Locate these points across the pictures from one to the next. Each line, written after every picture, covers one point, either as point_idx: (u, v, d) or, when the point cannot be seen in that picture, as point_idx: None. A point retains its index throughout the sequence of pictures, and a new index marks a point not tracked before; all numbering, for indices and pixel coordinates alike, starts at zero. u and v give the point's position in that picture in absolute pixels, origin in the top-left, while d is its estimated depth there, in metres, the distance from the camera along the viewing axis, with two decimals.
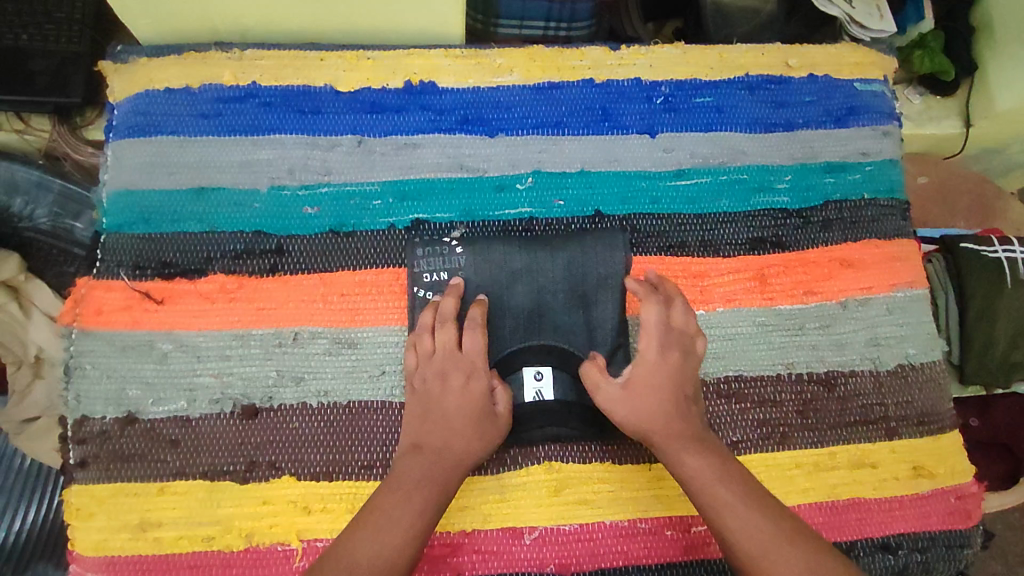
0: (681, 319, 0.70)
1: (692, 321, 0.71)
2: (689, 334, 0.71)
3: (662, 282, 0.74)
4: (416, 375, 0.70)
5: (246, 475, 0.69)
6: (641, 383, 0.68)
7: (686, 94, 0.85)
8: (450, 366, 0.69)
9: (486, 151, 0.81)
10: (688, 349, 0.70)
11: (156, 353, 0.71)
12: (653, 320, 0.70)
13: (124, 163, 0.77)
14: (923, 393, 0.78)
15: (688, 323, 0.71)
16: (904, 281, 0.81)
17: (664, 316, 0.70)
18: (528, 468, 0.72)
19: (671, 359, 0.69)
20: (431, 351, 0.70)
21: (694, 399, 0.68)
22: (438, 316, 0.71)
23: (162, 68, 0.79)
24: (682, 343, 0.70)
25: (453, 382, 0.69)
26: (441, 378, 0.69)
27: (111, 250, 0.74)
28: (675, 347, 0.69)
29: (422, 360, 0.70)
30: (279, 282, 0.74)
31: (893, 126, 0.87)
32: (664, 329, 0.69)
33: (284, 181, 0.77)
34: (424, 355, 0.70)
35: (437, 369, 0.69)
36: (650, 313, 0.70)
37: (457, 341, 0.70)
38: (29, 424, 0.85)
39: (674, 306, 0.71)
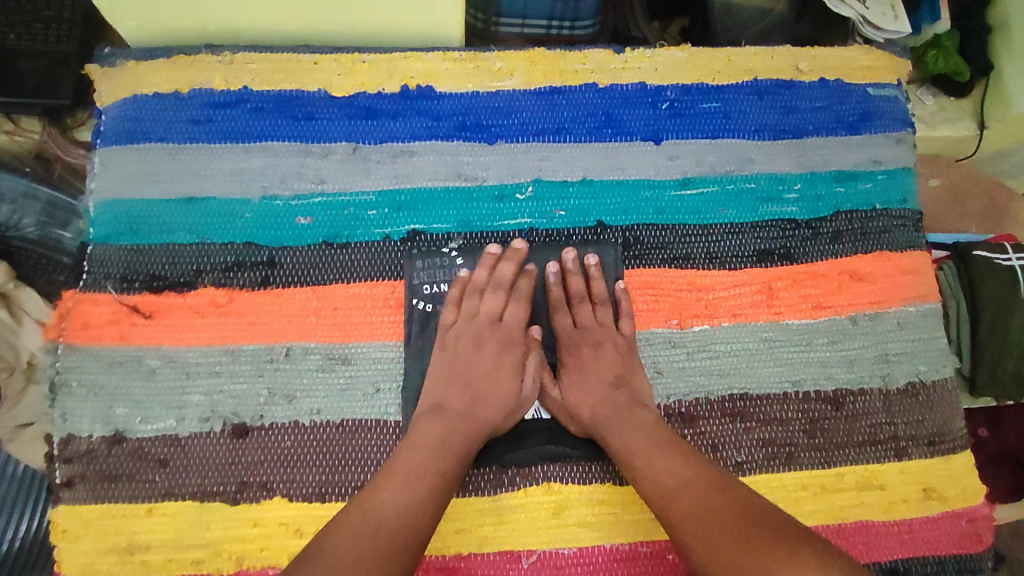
0: (586, 318, 0.74)
1: (602, 312, 0.74)
2: (601, 325, 0.73)
3: (571, 275, 0.74)
4: (452, 330, 0.72)
5: (237, 497, 0.67)
6: (572, 385, 0.72)
7: (692, 99, 0.82)
8: (490, 330, 0.72)
9: (485, 159, 0.78)
10: (599, 340, 0.73)
11: (144, 370, 0.69)
12: (563, 327, 0.75)
13: (111, 171, 0.75)
14: (935, 412, 0.76)
15: (599, 316, 0.74)
16: (916, 295, 0.79)
17: (571, 319, 0.75)
18: (526, 489, 0.70)
19: (583, 357, 0.73)
20: (475, 312, 0.73)
21: (619, 382, 0.71)
22: (492, 280, 0.73)
23: (150, 72, 0.77)
24: (593, 338, 0.73)
25: (489, 349, 0.72)
26: (477, 341, 0.72)
27: (98, 262, 0.72)
28: (583, 345, 0.74)
29: (461, 317, 0.73)
30: (270, 296, 0.71)
31: (907, 133, 0.84)
32: (570, 331, 0.75)
33: (275, 191, 0.75)
34: (466, 314, 0.73)
35: (476, 331, 0.72)
36: (558, 321, 0.75)
37: (502, 311, 0.73)
38: (21, 431, 0.81)
39: (577, 308, 0.75)
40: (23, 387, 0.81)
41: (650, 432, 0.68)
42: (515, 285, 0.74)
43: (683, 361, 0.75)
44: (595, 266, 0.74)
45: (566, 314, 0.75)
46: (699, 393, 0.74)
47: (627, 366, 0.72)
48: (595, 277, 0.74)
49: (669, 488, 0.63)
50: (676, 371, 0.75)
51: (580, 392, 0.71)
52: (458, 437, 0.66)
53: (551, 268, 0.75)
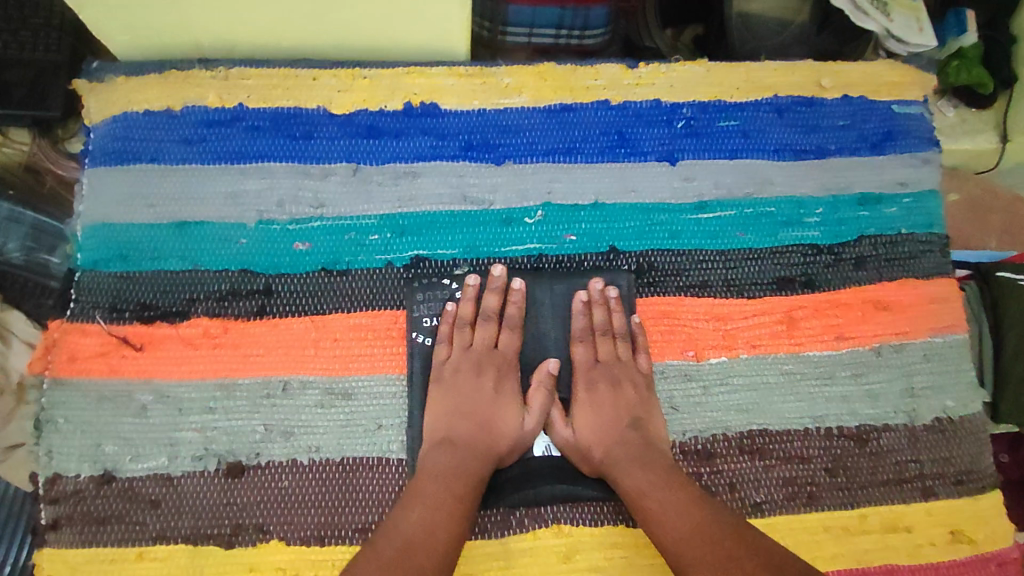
0: (606, 353, 0.71)
1: (622, 347, 0.71)
2: (621, 362, 0.71)
3: (594, 307, 0.71)
4: (446, 367, 0.69)
5: (232, 540, 0.64)
6: (586, 423, 0.69)
7: (709, 117, 0.78)
8: (488, 360, 0.70)
9: (492, 181, 0.74)
10: (619, 378, 0.70)
11: (135, 406, 0.66)
12: (583, 360, 0.71)
13: (100, 193, 0.71)
14: (962, 449, 0.73)
15: (619, 351, 0.71)
16: (942, 325, 0.75)
17: (590, 352, 0.72)
18: (536, 532, 0.67)
19: (601, 395, 0.70)
20: (467, 345, 0.70)
21: (637, 423, 0.68)
22: (479, 313, 0.71)
23: (141, 88, 0.73)
24: (610, 375, 0.70)
25: (488, 379, 0.69)
26: (475, 371, 0.69)
27: (86, 291, 0.69)
28: (601, 381, 0.70)
29: (455, 352, 0.70)
30: (267, 327, 0.68)
31: (934, 153, 0.81)
32: (588, 365, 0.71)
33: (272, 215, 0.71)
34: (459, 347, 0.70)
35: (473, 361, 0.69)
36: (577, 354, 0.71)
37: (495, 341, 0.71)
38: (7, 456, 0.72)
39: (598, 341, 0.71)
40: (14, 408, 0.74)
41: (665, 473, 0.64)
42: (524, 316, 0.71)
43: (700, 396, 0.72)
44: (614, 300, 0.71)
45: (587, 346, 0.72)
46: (718, 428, 0.71)
47: (645, 407, 0.69)
48: (617, 311, 0.71)
49: (685, 536, 0.59)
50: (692, 406, 0.71)
51: (595, 432, 0.68)
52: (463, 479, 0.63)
53: (519, 286, 0.70)
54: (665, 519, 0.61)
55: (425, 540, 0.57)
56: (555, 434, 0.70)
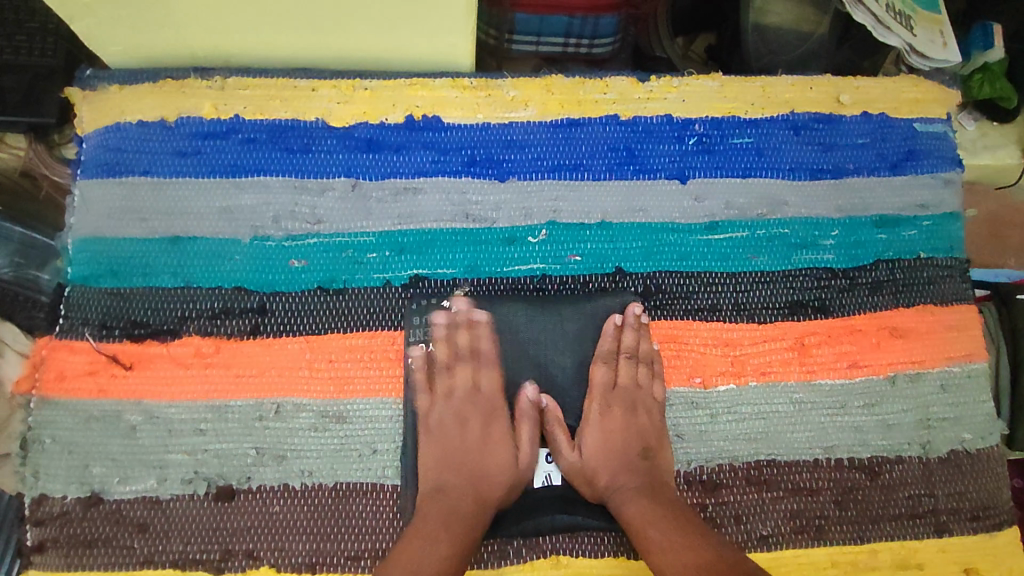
0: (626, 377, 0.69)
1: (643, 372, 0.69)
2: (639, 386, 0.69)
3: (626, 330, 0.69)
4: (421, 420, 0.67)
5: (221, 566, 0.62)
6: (594, 447, 0.67)
7: (722, 134, 0.76)
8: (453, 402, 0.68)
9: (496, 198, 0.72)
10: (635, 404, 0.68)
11: (124, 426, 0.64)
12: (601, 381, 0.69)
13: (91, 207, 0.70)
14: (980, 484, 0.70)
15: (639, 376, 0.69)
16: (960, 353, 0.73)
17: (610, 374, 0.69)
18: (533, 562, 0.64)
19: (612, 417, 0.68)
20: (449, 391, 0.68)
21: (646, 453, 0.67)
22: (454, 353, 0.69)
23: (135, 97, 0.71)
24: (627, 401, 0.68)
25: (473, 425, 0.68)
26: (459, 421, 0.67)
27: (76, 306, 0.67)
28: (616, 405, 0.69)
29: (426, 403, 0.67)
30: (260, 346, 0.66)
31: (956, 173, 0.78)
32: (606, 387, 0.69)
33: (267, 231, 0.69)
34: (442, 397, 0.68)
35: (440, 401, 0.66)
36: (597, 372, 0.69)
37: (476, 382, 0.69)
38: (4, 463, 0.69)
39: (620, 364, 0.69)
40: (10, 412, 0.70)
41: (669, 506, 0.62)
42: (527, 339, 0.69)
43: (706, 425, 0.69)
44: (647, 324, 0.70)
45: (607, 367, 0.69)
46: (725, 458, 0.68)
47: (657, 435, 0.68)
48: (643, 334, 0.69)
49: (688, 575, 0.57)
50: (699, 435, 0.69)
51: (602, 454, 0.67)
52: (458, 509, 0.62)
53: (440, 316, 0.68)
54: (669, 557, 0.58)
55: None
56: (560, 458, 0.67)
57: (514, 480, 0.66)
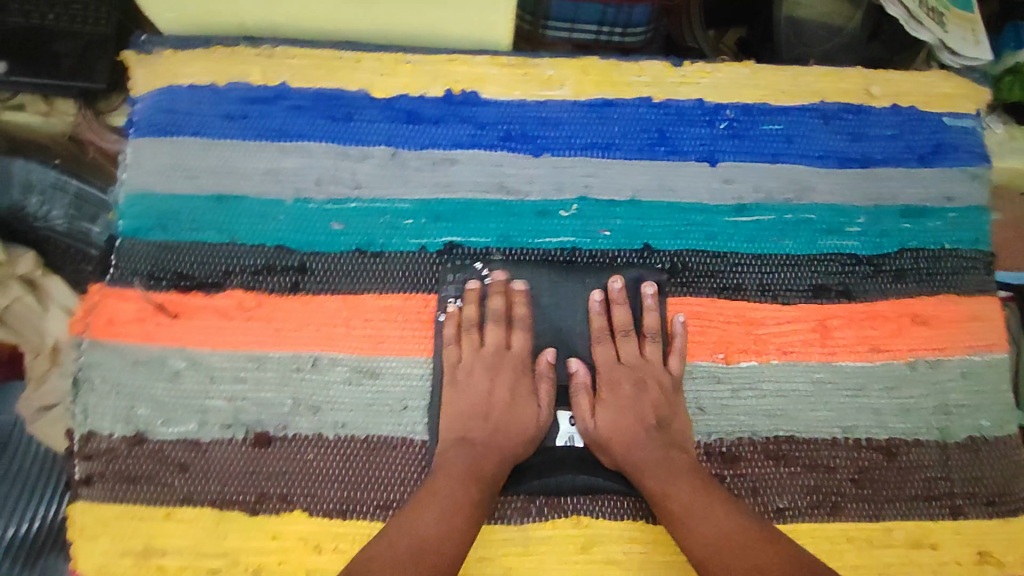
0: (629, 353, 0.71)
1: (650, 347, 0.71)
2: (647, 361, 0.71)
3: (616, 305, 0.71)
4: (450, 378, 0.69)
5: (256, 507, 0.65)
6: (608, 419, 0.68)
7: (752, 120, 0.77)
8: (482, 362, 0.69)
9: (530, 172, 0.74)
10: (643, 378, 0.70)
11: (168, 371, 0.67)
12: (605, 360, 0.71)
13: (143, 163, 0.73)
14: (996, 470, 0.71)
15: (647, 351, 0.71)
16: (982, 343, 0.74)
17: (611, 351, 0.71)
18: (555, 520, 0.67)
19: (624, 392, 0.70)
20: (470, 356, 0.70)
21: (661, 424, 0.68)
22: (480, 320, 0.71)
23: (188, 62, 0.74)
24: (636, 375, 0.70)
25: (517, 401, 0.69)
26: (495, 383, 0.69)
27: (126, 256, 0.71)
28: (626, 380, 0.70)
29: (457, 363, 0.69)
30: (300, 302, 0.69)
31: (983, 168, 0.79)
32: (611, 365, 0.71)
33: (310, 194, 0.72)
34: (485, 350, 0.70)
35: (471, 363, 0.69)
36: (598, 353, 0.71)
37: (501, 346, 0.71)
38: (45, 412, 0.79)
39: (622, 340, 0.71)
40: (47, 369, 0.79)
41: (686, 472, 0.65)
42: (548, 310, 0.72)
43: (727, 399, 0.71)
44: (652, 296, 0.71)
45: (606, 345, 0.71)
46: (744, 432, 0.70)
47: (670, 406, 0.69)
48: (649, 308, 0.71)
49: (711, 548, 0.59)
50: (719, 408, 0.71)
51: (617, 429, 0.68)
52: (481, 470, 0.64)
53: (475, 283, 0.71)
54: (691, 525, 0.61)
55: (435, 545, 0.58)
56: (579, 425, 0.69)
57: (533, 440, 0.68)
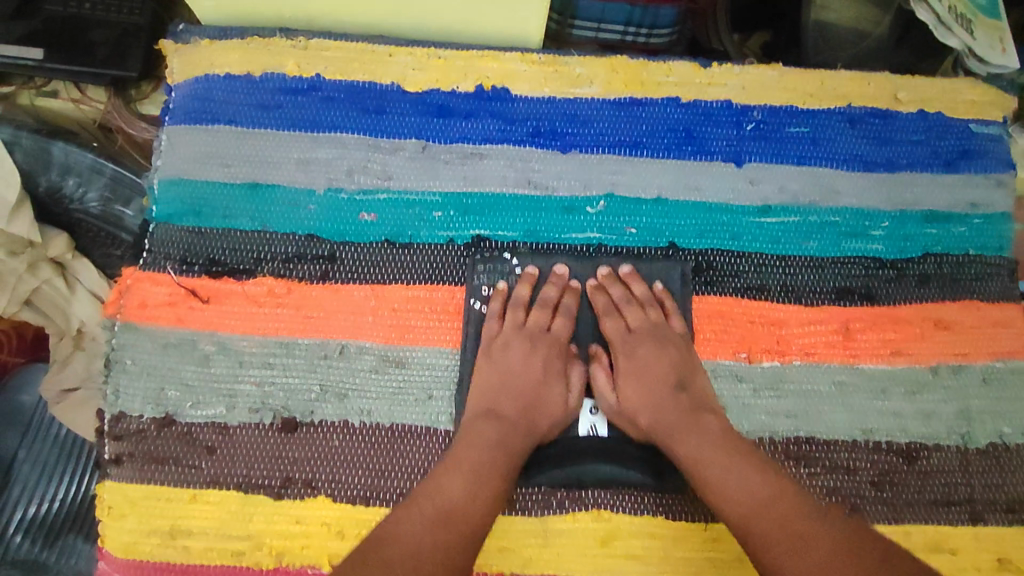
0: (635, 319, 0.72)
1: (654, 312, 0.72)
2: (654, 325, 0.72)
3: (610, 284, 0.73)
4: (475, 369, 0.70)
5: (281, 492, 0.66)
6: (628, 391, 0.70)
7: (779, 121, 0.78)
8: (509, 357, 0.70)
9: (558, 167, 0.75)
10: (658, 339, 0.71)
11: (198, 354, 0.68)
12: (615, 332, 0.73)
13: (178, 150, 0.74)
14: (1017, 477, 0.71)
15: (651, 315, 0.72)
16: (1005, 349, 0.74)
17: (620, 322, 0.73)
18: (576, 514, 0.67)
19: (641, 358, 0.71)
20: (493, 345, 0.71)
21: (682, 383, 0.69)
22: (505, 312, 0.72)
23: (223, 52, 0.76)
24: (650, 338, 0.71)
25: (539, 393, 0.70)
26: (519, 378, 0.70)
27: (160, 241, 0.72)
28: (641, 346, 0.71)
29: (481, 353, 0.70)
30: (329, 291, 0.70)
31: (1009, 175, 0.79)
32: (622, 336, 0.73)
33: (342, 184, 0.73)
34: (510, 342, 0.71)
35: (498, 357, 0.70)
36: (609, 328, 0.73)
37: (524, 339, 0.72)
38: (67, 394, 0.80)
39: (626, 310, 0.73)
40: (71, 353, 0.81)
41: (718, 441, 0.64)
42: (571, 306, 0.73)
43: (749, 398, 0.71)
44: (630, 274, 0.74)
45: (615, 319, 0.73)
46: (765, 432, 0.70)
47: (687, 365, 0.70)
48: (636, 280, 0.73)
49: (745, 522, 0.58)
50: (741, 407, 0.71)
51: (638, 398, 0.69)
52: (509, 450, 0.64)
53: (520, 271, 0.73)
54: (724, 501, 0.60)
55: (461, 510, 0.59)
56: (603, 403, 0.71)
57: (557, 430, 0.69)
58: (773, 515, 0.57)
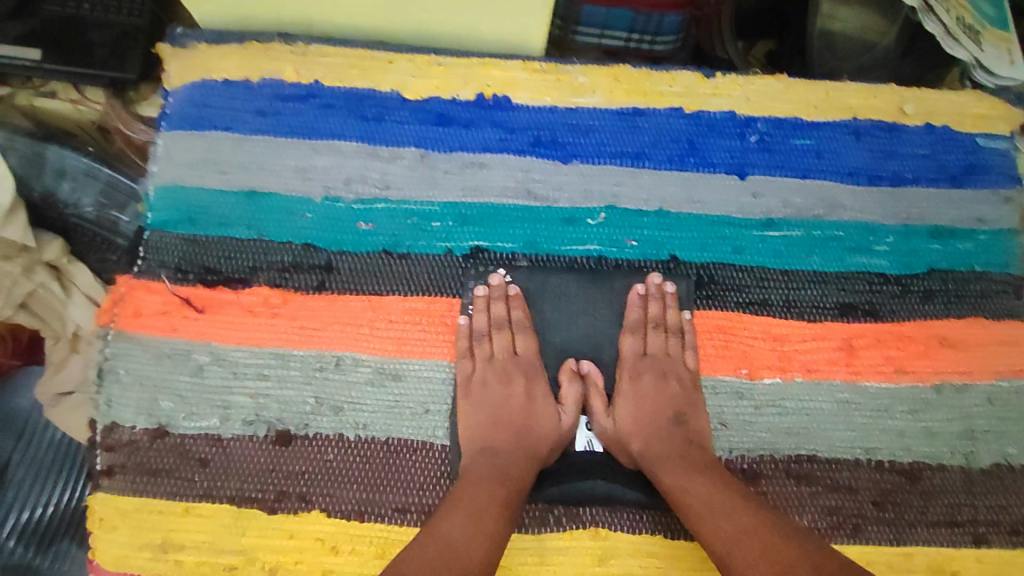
0: (656, 346, 0.71)
1: (672, 344, 0.71)
2: (670, 356, 0.71)
3: (650, 300, 0.72)
4: (473, 383, 0.69)
5: (274, 506, 0.65)
6: (627, 414, 0.70)
7: (784, 134, 0.77)
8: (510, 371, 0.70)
9: (558, 178, 0.74)
10: (665, 370, 0.70)
11: (192, 365, 0.68)
12: (631, 350, 0.72)
13: (174, 156, 0.73)
14: (1020, 499, 0.70)
15: (670, 346, 0.71)
16: (1010, 368, 0.73)
17: (640, 344, 0.72)
18: (573, 531, 0.66)
19: (644, 384, 0.71)
20: (491, 356, 0.70)
21: (678, 418, 0.69)
22: (502, 325, 0.71)
23: (221, 57, 0.74)
24: (653, 368, 0.71)
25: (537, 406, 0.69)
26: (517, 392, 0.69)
27: (154, 249, 0.71)
28: (647, 373, 0.71)
29: (479, 365, 0.70)
30: (325, 302, 0.69)
31: (1016, 191, 0.78)
32: (637, 356, 0.72)
33: (339, 193, 0.72)
34: (500, 360, 0.70)
35: (498, 371, 0.70)
36: (626, 344, 0.72)
37: (522, 352, 0.71)
38: (63, 398, 0.80)
39: (651, 333, 0.71)
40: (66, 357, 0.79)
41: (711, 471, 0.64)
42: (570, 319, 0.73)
43: (750, 415, 0.70)
44: (669, 294, 0.72)
45: (636, 338, 0.72)
46: (766, 449, 0.69)
47: (688, 402, 0.69)
48: (670, 305, 0.72)
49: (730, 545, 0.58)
50: (742, 425, 0.70)
51: (634, 422, 0.69)
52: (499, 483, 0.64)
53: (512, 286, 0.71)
54: (710, 525, 0.60)
55: (455, 541, 0.58)
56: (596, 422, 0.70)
57: (552, 449, 0.68)
58: (759, 544, 0.57)
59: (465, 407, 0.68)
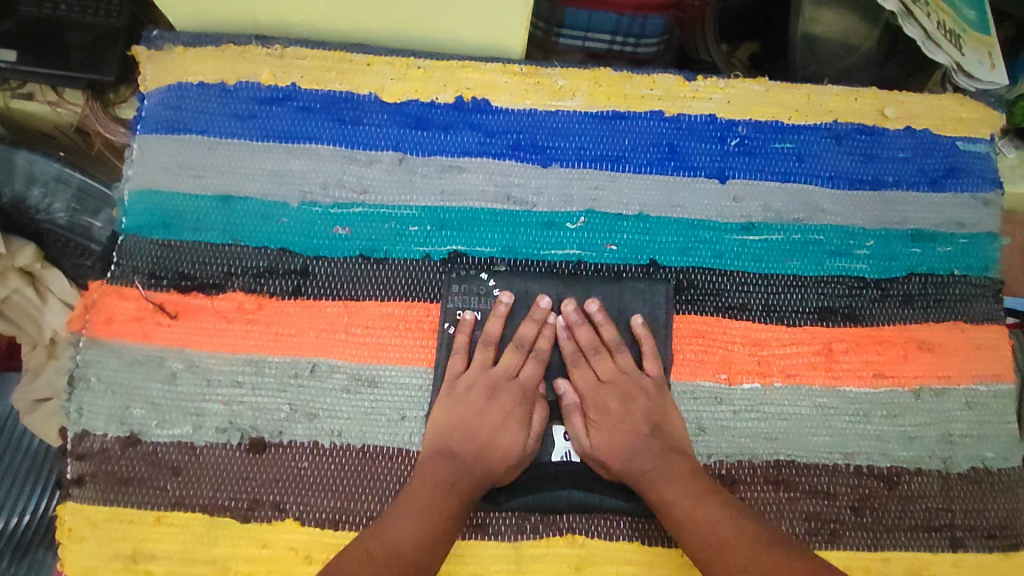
0: (603, 369, 0.70)
1: (624, 358, 0.70)
2: (624, 372, 0.70)
3: (577, 327, 0.70)
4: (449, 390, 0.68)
5: (247, 514, 0.64)
6: (606, 425, 0.68)
7: (764, 137, 0.76)
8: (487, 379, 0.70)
9: (538, 182, 0.74)
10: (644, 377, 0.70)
11: (165, 372, 0.67)
12: (585, 383, 0.70)
13: (148, 160, 0.72)
14: (998, 503, 0.70)
15: (620, 363, 0.70)
16: (988, 372, 0.73)
17: (587, 373, 0.70)
18: (549, 538, 0.66)
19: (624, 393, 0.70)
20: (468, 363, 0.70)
21: (655, 430, 0.67)
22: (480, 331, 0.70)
23: (197, 60, 0.74)
24: (625, 385, 0.69)
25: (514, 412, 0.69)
26: (488, 397, 0.68)
27: (127, 254, 0.70)
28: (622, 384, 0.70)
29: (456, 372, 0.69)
30: (300, 307, 0.69)
31: (995, 194, 0.78)
32: (592, 387, 0.70)
33: (315, 197, 0.71)
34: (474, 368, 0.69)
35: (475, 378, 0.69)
36: (578, 380, 0.70)
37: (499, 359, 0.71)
38: (39, 405, 0.79)
39: (596, 359, 0.70)
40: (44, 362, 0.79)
41: (689, 478, 0.63)
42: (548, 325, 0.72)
43: (728, 420, 0.70)
44: (597, 313, 0.71)
45: (582, 369, 0.71)
46: (744, 455, 0.69)
47: (660, 411, 0.68)
48: (602, 325, 0.71)
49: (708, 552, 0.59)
50: (720, 430, 0.70)
51: (611, 442, 0.67)
52: (471, 492, 0.63)
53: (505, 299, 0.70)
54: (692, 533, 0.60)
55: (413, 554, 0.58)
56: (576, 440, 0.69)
57: (530, 455, 0.68)
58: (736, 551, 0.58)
59: (441, 414, 0.67)
